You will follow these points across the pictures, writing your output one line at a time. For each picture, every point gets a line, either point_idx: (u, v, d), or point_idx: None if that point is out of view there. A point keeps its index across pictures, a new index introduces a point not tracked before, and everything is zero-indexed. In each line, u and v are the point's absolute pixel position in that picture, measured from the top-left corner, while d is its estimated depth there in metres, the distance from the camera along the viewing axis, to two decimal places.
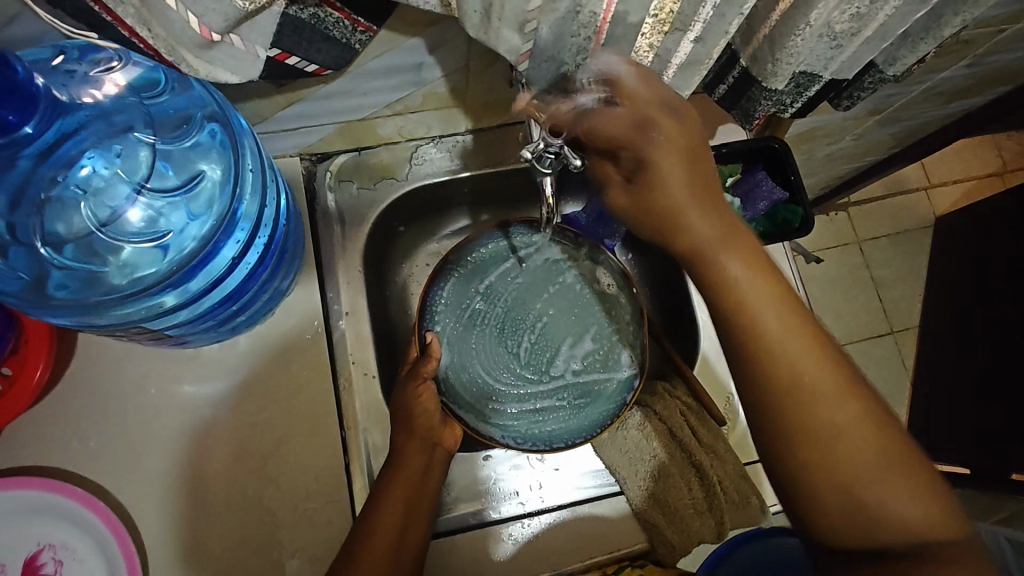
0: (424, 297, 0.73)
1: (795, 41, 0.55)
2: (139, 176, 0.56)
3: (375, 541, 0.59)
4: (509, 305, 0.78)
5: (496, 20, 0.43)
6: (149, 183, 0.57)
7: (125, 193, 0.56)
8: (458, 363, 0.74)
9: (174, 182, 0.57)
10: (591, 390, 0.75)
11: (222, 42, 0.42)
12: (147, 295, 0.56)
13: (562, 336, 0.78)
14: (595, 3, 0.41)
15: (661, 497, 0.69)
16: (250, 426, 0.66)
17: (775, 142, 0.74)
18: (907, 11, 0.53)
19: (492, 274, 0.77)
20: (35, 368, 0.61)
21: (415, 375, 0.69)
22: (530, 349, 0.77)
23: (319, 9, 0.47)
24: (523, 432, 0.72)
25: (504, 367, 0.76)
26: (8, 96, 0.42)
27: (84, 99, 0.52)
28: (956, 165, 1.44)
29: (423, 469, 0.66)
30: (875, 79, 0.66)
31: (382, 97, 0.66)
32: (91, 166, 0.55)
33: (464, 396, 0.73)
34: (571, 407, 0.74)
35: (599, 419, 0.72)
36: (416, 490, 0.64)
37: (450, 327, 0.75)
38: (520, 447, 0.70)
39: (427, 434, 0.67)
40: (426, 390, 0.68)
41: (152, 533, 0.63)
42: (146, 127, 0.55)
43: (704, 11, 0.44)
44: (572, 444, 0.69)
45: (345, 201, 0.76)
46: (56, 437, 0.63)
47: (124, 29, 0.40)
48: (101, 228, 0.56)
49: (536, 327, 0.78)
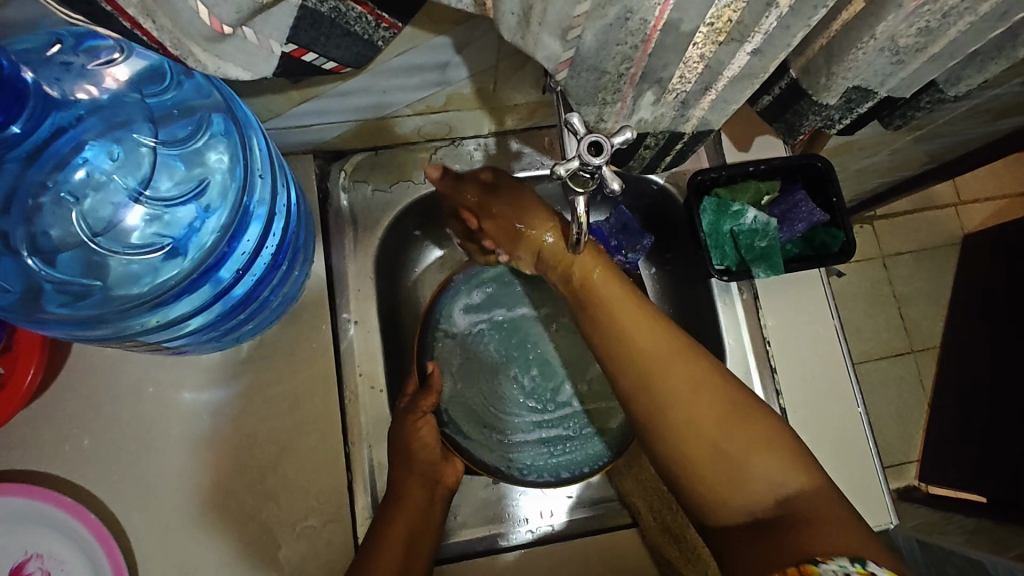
0: (422, 326, 0.72)
1: (856, 54, 0.50)
2: (137, 182, 0.53)
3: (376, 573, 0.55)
4: (512, 328, 0.74)
5: (535, 25, 0.39)
6: (147, 191, 0.54)
7: (123, 200, 0.53)
8: (461, 391, 0.71)
9: (174, 188, 0.54)
10: (598, 419, 0.72)
11: (234, 34, 0.39)
12: (143, 309, 0.52)
13: (569, 361, 0.74)
14: (647, 10, 0.37)
15: (676, 531, 0.62)
16: (250, 436, 0.63)
17: (819, 160, 0.69)
18: (983, 29, 0.48)
19: (493, 297, 0.75)
20: (26, 371, 0.57)
21: (413, 412, 0.65)
22: (535, 377, 0.73)
23: (341, 3, 0.43)
24: (529, 462, 0.70)
25: (508, 395, 0.72)
26: None
27: (79, 95, 0.49)
28: (992, 182, 1.38)
29: (427, 504, 0.62)
30: (932, 99, 0.61)
31: (400, 96, 0.62)
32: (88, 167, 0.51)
33: (468, 426, 0.70)
34: (578, 437, 0.71)
35: (607, 448, 0.70)
36: (425, 520, 0.61)
37: (451, 353, 0.73)
38: (526, 480, 0.68)
39: (429, 468, 0.64)
40: (426, 424, 0.65)
41: (143, 545, 0.60)
42: (145, 125, 0.52)
43: (766, 22, 0.39)
44: (580, 475, 0.69)
45: (358, 203, 0.72)
46: (47, 441, 0.60)
47: (126, 20, 0.36)
48: (96, 239, 0.53)
49: (542, 351, 0.74)
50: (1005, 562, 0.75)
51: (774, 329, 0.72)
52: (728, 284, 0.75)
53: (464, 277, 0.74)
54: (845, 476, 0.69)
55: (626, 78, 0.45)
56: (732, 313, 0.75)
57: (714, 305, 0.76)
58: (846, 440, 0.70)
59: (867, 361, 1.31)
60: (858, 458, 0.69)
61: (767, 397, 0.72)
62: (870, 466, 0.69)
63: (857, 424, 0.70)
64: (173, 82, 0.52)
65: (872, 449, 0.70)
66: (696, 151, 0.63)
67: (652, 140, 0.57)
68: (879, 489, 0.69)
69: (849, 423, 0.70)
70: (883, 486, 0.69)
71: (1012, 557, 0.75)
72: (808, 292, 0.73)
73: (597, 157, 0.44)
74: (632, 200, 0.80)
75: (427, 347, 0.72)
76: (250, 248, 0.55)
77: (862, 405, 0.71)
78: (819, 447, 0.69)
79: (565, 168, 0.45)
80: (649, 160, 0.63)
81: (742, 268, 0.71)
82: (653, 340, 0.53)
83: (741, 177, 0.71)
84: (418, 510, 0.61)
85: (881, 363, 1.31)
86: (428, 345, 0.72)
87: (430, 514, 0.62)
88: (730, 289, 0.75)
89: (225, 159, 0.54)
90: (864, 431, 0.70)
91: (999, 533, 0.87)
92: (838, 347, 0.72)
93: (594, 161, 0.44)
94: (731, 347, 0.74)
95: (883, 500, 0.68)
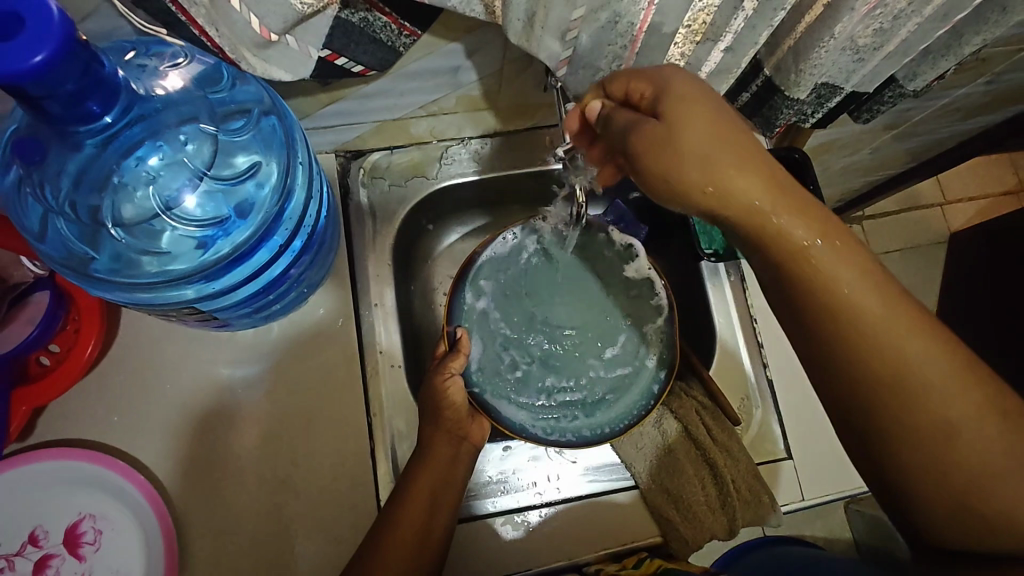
0: (451, 295, 0.75)
1: (819, 53, 0.57)
2: (202, 163, 0.58)
3: (404, 529, 0.61)
4: (543, 294, 0.78)
5: (538, 29, 0.46)
6: (210, 171, 0.58)
7: (186, 180, 0.58)
8: (490, 356, 0.75)
9: (223, 177, 0.59)
10: (625, 382, 0.73)
11: (278, 42, 0.47)
12: (183, 284, 0.58)
13: (590, 334, 0.77)
14: (633, 14, 0.44)
15: (675, 492, 0.71)
16: (282, 409, 0.69)
17: (797, 152, 0.77)
18: (929, 29, 0.55)
19: (529, 261, 0.78)
20: (85, 346, 0.64)
21: (444, 367, 0.70)
22: (562, 341, 0.77)
23: (369, 14, 0.50)
24: (553, 424, 0.71)
25: (536, 361, 0.76)
26: (97, 89, 0.42)
27: (155, 91, 0.54)
28: (973, 181, 1.45)
29: (450, 461, 0.68)
30: (894, 94, 0.68)
31: (418, 98, 0.70)
32: (155, 156, 0.56)
33: (495, 389, 0.73)
34: (600, 401, 0.73)
35: (630, 411, 0.71)
36: (449, 475, 0.67)
37: (480, 323, 0.76)
38: (548, 440, 0.70)
39: (455, 427, 0.70)
40: (455, 385, 0.70)
41: (184, 507, 0.65)
42: (208, 118, 0.57)
43: (735, 23, 0.46)
44: (602, 436, 0.70)
45: (376, 197, 0.78)
46: (96, 412, 0.66)
47: (195, 28, 0.44)
48: (166, 212, 0.58)
49: (570, 318, 0.78)
50: None
51: (761, 308, 0.79)
52: (717, 267, 0.82)
53: (498, 251, 0.77)
54: (829, 443, 0.75)
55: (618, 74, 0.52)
56: (721, 295, 0.81)
57: (704, 286, 0.82)
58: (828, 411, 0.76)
59: None
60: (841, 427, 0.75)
61: (754, 371, 0.78)
62: None
63: None
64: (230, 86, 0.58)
65: None
66: None
67: None
68: None
69: None
70: None
71: None
72: None
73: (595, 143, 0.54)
74: (628, 193, 0.88)
75: (456, 315, 0.75)
76: (288, 233, 0.61)
77: None
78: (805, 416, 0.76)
79: None
80: None
81: (729, 252, 0.77)
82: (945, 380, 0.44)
83: None
84: (441, 472, 0.66)
85: None
86: (457, 311, 0.75)
87: (455, 468, 0.68)
88: (718, 273, 0.82)
89: (266, 159, 0.60)
90: None
91: None
92: None
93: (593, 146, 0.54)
94: (720, 327, 0.80)
95: None
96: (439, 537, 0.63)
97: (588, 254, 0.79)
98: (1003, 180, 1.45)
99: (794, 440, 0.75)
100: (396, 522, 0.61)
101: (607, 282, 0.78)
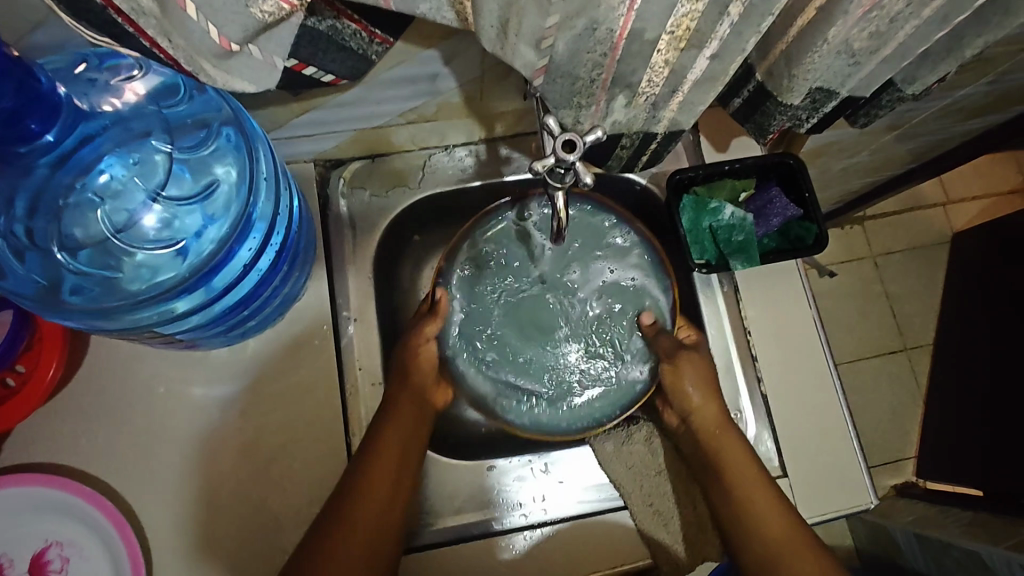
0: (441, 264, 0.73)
1: (812, 57, 0.54)
2: (155, 183, 0.57)
3: (359, 528, 0.58)
4: (537, 279, 0.75)
5: (512, 36, 0.44)
6: (164, 191, 0.58)
7: (142, 199, 0.57)
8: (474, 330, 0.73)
9: (187, 190, 0.58)
10: (599, 381, 0.71)
11: (241, 52, 0.44)
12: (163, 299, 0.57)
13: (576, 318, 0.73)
14: (612, 20, 0.42)
15: (666, 513, 0.70)
16: (257, 429, 0.67)
17: (791, 158, 0.74)
18: (928, 32, 0.52)
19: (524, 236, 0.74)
20: (48, 367, 0.62)
21: (419, 330, 0.69)
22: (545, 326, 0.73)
23: (337, 21, 0.47)
24: (515, 404, 0.71)
25: (514, 344, 0.73)
26: (37, 104, 0.41)
27: (103, 107, 0.54)
28: (976, 181, 1.41)
29: (416, 416, 0.67)
30: (893, 98, 0.65)
31: (395, 107, 0.67)
32: (109, 173, 0.55)
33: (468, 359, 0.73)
34: (567, 396, 0.70)
35: (597, 413, 0.70)
36: (407, 455, 0.64)
37: (467, 286, 0.74)
38: (506, 418, 0.70)
39: (421, 389, 0.68)
40: (426, 351, 0.68)
41: (156, 532, 0.63)
42: (162, 134, 0.56)
43: (721, 29, 0.43)
44: (557, 432, 0.69)
45: (356, 208, 0.76)
46: (66, 433, 0.64)
47: (145, 41, 0.41)
48: (117, 235, 0.57)
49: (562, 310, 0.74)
50: (1002, 553, 0.78)
51: (756, 320, 0.77)
52: (709, 278, 0.79)
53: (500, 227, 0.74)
54: (823, 458, 0.73)
55: (599, 83, 0.49)
56: (714, 305, 0.79)
57: (697, 298, 0.79)
58: (825, 424, 0.74)
59: (861, 357, 1.33)
60: (838, 442, 0.73)
61: (748, 385, 0.76)
62: (849, 448, 0.73)
63: (836, 408, 0.74)
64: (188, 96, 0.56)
65: (851, 433, 0.74)
66: (671, 150, 0.65)
67: (627, 141, 0.60)
68: (858, 473, 0.73)
69: (827, 407, 0.74)
70: (862, 470, 0.73)
71: (1008, 546, 0.80)
72: (787, 284, 0.78)
73: (571, 154, 0.49)
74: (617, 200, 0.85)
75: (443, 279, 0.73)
76: (255, 247, 0.59)
77: (841, 393, 0.75)
78: (799, 430, 0.74)
79: (542, 165, 0.50)
80: (627, 160, 0.66)
81: (722, 262, 0.74)
82: (788, 533, 0.60)
83: (718, 176, 0.76)
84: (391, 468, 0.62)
85: (874, 360, 1.33)
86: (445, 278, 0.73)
87: (412, 449, 0.65)
88: (711, 283, 0.79)
89: (231, 170, 0.58)
90: (842, 413, 0.74)
91: (996, 523, 0.90)
92: (818, 338, 0.76)
93: (567, 158, 0.48)
94: (713, 338, 0.78)
95: (862, 482, 0.73)
96: (396, 535, 0.61)
97: (599, 248, 0.74)
98: (1007, 178, 1.41)
99: (790, 457, 0.73)
100: (349, 522, 0.58)
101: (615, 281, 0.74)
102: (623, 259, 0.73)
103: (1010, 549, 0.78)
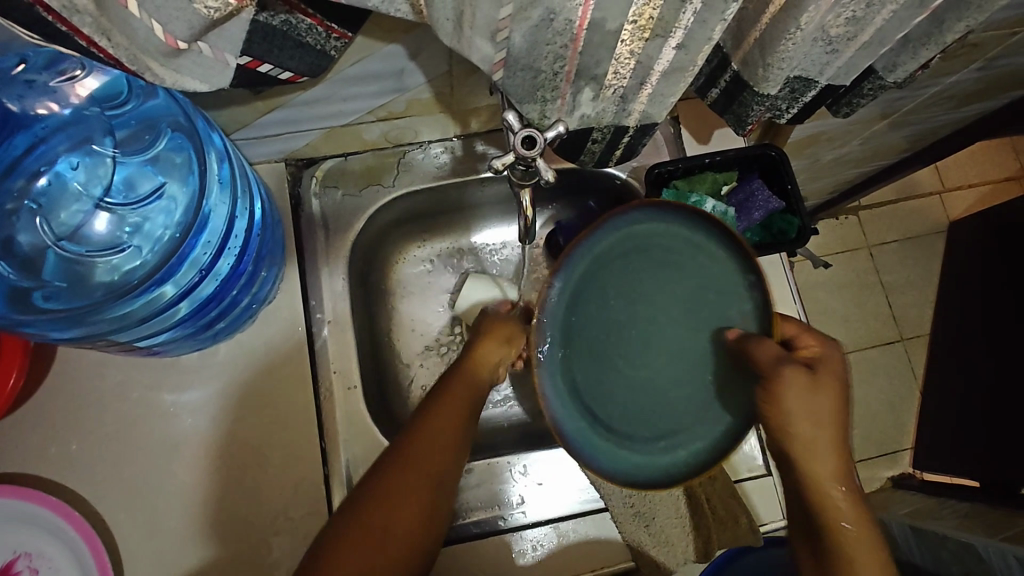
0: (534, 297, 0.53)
1: (787, 45, 0.52)
2: (98, 191, 0.64)
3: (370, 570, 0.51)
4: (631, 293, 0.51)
5: (467, 29, 0.42)
6: (107, 198, 0.64)
7: (88, 207, 0.63)
8: (584, 405, 0.51)
9: (131, 196, 0.64)
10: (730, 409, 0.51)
11: (189, 50, 0.41)
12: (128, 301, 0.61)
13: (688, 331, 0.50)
14: (569, 10, 0.40)
15: (646, 514, 0.68)
16: (230, 437, 0.66)
17: (773, 150, 0.72)
18: (906, 16, 0.50)
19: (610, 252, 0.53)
20: (9, 376, 0.61)
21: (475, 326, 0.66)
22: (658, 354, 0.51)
23: (291, 16, 0.45)
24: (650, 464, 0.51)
25: (616, 378, 0.51)
26: None
27: (39, 111, 0.57)
28: (972, 169, 1.39)
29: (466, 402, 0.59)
30: (875, 86, 0.64)
31: (363, 104, 0.65)
32: (52, 179, 0.62)
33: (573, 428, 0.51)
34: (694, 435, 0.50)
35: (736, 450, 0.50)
36: (449, 456, 0.56)
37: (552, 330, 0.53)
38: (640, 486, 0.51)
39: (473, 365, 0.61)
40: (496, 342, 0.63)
41: (128, 543, 0.62)
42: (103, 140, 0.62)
43: (685, 16, 0.41)
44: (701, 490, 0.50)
45: (330, 208, 0.75)
46: (34, 444, 0.63)
47: (81, 39, 0.38)
48: (59, 243, 0.62)
49: (662, 327, 0.51)
50: (996, 543, 0.78)
51: None
52: None
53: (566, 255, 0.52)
54: None
55: (562, 75, 0.47)
56: None
57: None
58: None
59: (856, 349, 1.31)
60: None
61: None
62: None
63: None
64: (129, 100, 0.61)
65: None
66: (645, 145, 0.64)
67: (599, 134, 0.58)
68: None
69: None
70: None
71: (1001, 539, 0.79)
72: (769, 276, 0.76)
73: (532, 151, 0.50)
74: (598, 195, 0.84)
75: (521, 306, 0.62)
76: (210, 249, 0.62)
77: None
78: None
79: (501, 162, 0.51)
80: (600, 154, 0.64)
81: None
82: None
83: (698, 169, 0.74)
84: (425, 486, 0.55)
85: (870, 352, 1.31)
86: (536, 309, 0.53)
87: (456, 449, 0.57)
88: None
89: (177, 172, 0.63)
90: None
91: (991, 515, 0.88)
92: None
93: (527, 155, 0.49)
94: None
95: None
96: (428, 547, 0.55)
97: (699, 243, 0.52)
98: (1004, 166, 1.39)
99: None
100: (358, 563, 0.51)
101: (720, 273, 0.51)
102: (721, 252, 0.52)
103: (1005, 542, 0.78)
